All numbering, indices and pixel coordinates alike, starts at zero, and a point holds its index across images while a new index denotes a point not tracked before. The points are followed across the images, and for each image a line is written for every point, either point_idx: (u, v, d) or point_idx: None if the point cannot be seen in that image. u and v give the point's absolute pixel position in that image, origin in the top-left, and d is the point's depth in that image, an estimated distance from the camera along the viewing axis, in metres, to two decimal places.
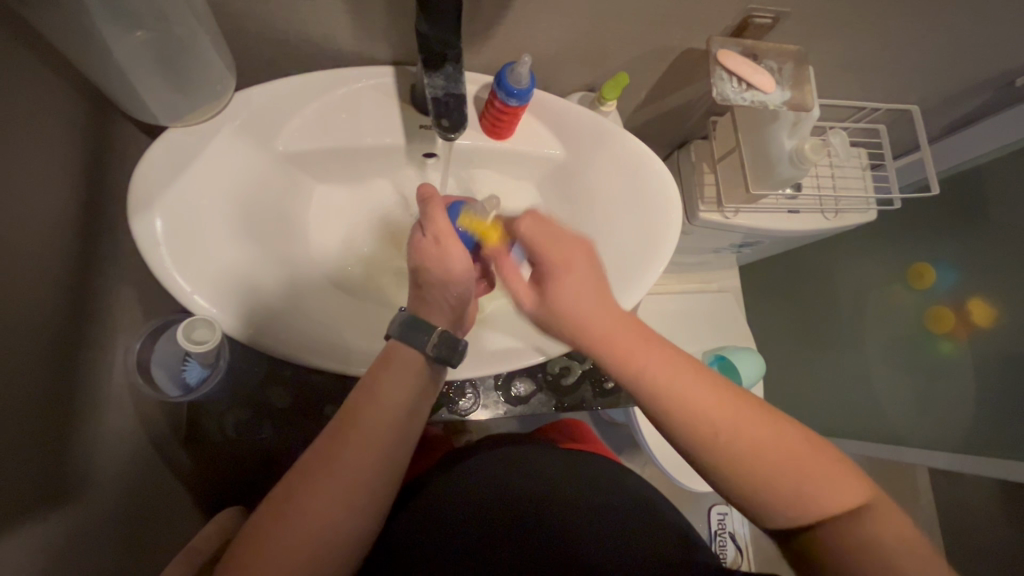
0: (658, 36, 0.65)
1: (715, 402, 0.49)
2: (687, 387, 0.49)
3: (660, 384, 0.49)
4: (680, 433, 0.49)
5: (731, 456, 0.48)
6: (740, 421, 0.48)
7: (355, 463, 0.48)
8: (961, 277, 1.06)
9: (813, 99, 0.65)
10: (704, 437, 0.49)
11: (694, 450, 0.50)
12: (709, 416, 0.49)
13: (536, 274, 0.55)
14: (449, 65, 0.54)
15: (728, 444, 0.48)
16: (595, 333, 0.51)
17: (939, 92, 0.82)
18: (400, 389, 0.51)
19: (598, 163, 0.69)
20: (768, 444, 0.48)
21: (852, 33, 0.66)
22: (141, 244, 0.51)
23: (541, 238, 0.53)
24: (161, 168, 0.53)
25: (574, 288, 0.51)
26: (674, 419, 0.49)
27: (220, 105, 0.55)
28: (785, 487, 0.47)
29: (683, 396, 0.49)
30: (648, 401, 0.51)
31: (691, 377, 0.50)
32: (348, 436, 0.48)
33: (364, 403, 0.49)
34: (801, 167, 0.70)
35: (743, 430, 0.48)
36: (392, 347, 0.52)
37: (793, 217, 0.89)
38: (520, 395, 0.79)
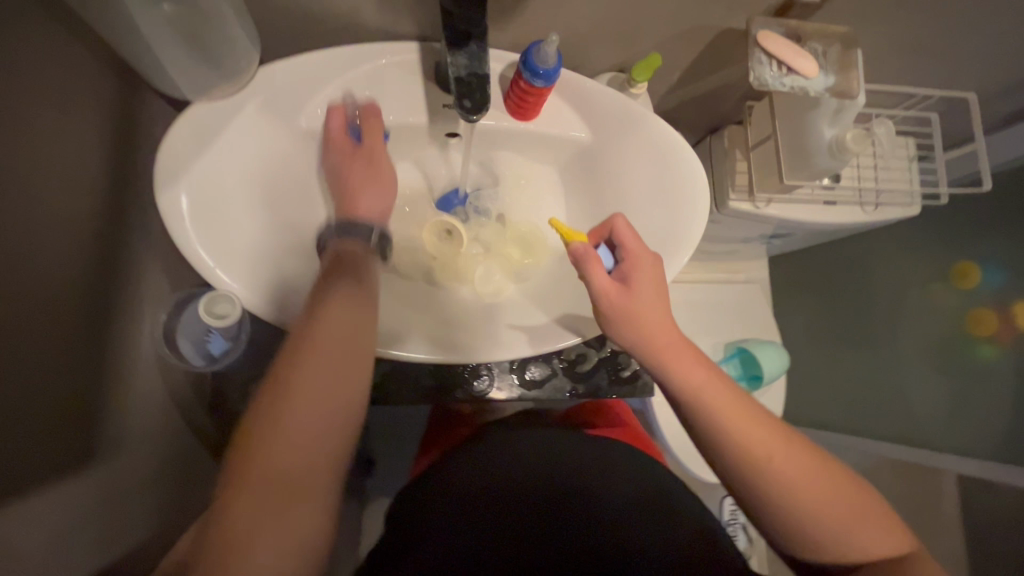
0: (696, 14, 0.61)
1: (774, 436, 0.52)
2: (730, 409, 0.53)
3: (714, 402, 0.54)
4: (723, 447, 0.52)
5: (783, 483, 0.50)
6: (793, 455, 0.51)
7: (311, 406, 0.47)
8: (1008, 278, 1.02)
9: (860, 86, 0.60)
10: (754, 461, 0.51)
11: (741, 475, 0.52)
12: (762, 442, 0.52)
13: (618, 271, 0.58)
14: (472, 44, 0.50)
15: (781, 471, 0.51)
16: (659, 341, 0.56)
17: (999, 80, 0.76)
18: (351, 318, 0.51)
19: (624, 149, 0.67)
20: (814, 478, 0.51)
21: (905, 15, 0.62)
22: (163, 218, 0.52)
23: (636, 250, 0.58)
24: (187, 142, 0.53)
25: (651, 288, 0.56)
26: (721, 435, 0.52)
27: (243, 80, 0.55)
28: (823, 512, 0.50)
29: (733, 418, 0.53)
30: (698, 419, 0.54)
31: (739, 400, 0.54)
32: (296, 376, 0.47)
33: (309, 342, 0.49)
34: (840, 159, 0.67)
35: (778, 452, 0.51)
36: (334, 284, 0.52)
37: (829, 209, 0.86)
38: (534, 379, 0.79)
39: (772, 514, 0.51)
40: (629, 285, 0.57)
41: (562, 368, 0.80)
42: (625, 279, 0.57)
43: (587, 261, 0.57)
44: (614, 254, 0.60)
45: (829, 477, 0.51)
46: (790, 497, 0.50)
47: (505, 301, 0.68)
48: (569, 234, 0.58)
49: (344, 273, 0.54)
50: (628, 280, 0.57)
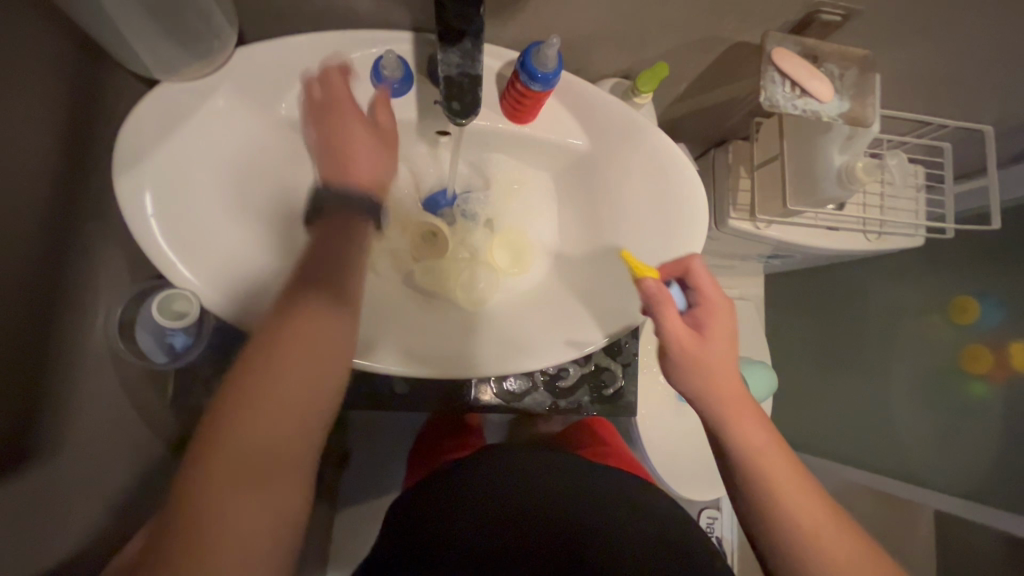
0: (708, 24, 0.58)
1: (825, 514, 0.52)
2: (789, 477, 0.53)
3: (764, 464, 0.54)
4: (774, 511, 0.52)
5: (822, 566, 0.50)
6: (841, 539, 0.51)
7: (277, 383, 0.44)
8: (1008, 315, 0.99)
9: (875, 115, 0.57)
10: (803, 533, 0.51)
11: (784, 540, 0.51)
12: (815, 518, 0.51)
13: (691, 315, 0.58)
14: (467, 41, 0.47)
15: (821, 553, 0.50)
16: (722, 392, 0.55)
17: (1016, 114, 0.73)
18: (324, 326, 0.47)
19: (622, 160, 0.63)
20: (858, 571, 0.50)
21: (926, 42, 0.59)
22: (121, 206, 0.48)
23: (712, 297, 0.57)
24: (153, 125, 0.50)
25: (726, 340, 0.57)
26: (771, 498, 0.52)
27: (217, 60, 0.52)
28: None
29: (785, 485, 0.53)
30: (748, 475, 0.54)
31: (796, 472, 0.54)
32: (260, 379, 0.44)
33: (278, 344, 0.45)
34: (849, 187, 0.63)
35: (815, 519, 0.51)
36: (305, 288, 0.48)
37: (830, 235, 0.84)
38: (513, 390, 0.77)
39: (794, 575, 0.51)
40: (703, 332, 0.56)
41: (543, 381, 0.78)
42: (698, 324, 0.57)
43: (660, 301, 0.55)
44: (687, 296, 0.59)
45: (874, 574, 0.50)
46: (819, 562, 0.50)
47: (486, 314, 0.64)
48: (642, 269, 0.57)
49: (312, 268, 0.49)
50: (701, 325, 0.57)
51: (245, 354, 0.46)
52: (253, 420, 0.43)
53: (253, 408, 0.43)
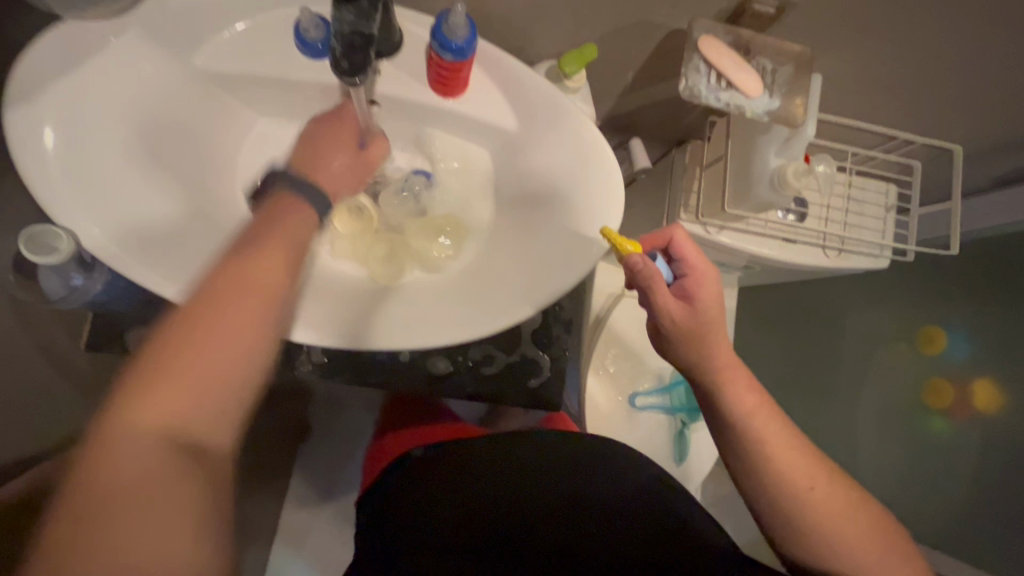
0: (643, 8, 0.56)
1: (789, 448, 0.61)
2: (767, 428, 0.62)
3: (748, 418, 0.62)
4: (759, 459, 0.61)
5: (812, 508, 0.59)
6: (808, 468, 0.61)
7: (203, 359, 0.42)
8: (976, 352, 0.94)
9: (806, 117, 0.54)
10: (790, 483, 0.60)
11: (775, 494, 0.60)
12: (792, 461, 0.61)
13: (679, 286, 0.62)
14: (361, 0, 0.45)
15: (813, 494, 0.59)
16: (724, 373, 0.63)
17: (987, 133, 0.69)
18: (249, 280, 0.45)
19: (547, 144, 0.61)
20: (830, 501, 0.59)
21: (874, 45, 0.56)
22: (10, 139, 0.48)
23: (692, 270, 0.62)
24: (49, 64, 0.49)
25: (713, 311, 0.61)
26: (754, 449, 0.61)
27: (126, 3, 0.51)
28: (822, 518, 0.58)
29: (766, 434, 0.62)
30: (738, 436, 0.62)
31: (773, 421, 0.62)
32: (178, 379, 0.41)
33: (201, 332, 0.42)
34: (781, 192, 0.60)
35: (797, 476, 0.60)
36: (224, 260, 0.46)
37: (788, 247, 0.80)
38: (435, 372, 0.76)
39: (785, 519, 0.60)
40: (693, 301, 0.61)
41: (465, 366, 0.77)
42: (687, 296, 0.62)
43: (655, 282, 0.59)
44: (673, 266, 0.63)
45: (836, 493, 0.60)
46: (802, 510, 0.59)
47: (399, 288, 0.63)
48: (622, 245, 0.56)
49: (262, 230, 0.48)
50: (689, 297, 0.62)
51: (137, 364, 0.42)
52: (138, 441, 0.39)
53: (172, 407, 0.41)
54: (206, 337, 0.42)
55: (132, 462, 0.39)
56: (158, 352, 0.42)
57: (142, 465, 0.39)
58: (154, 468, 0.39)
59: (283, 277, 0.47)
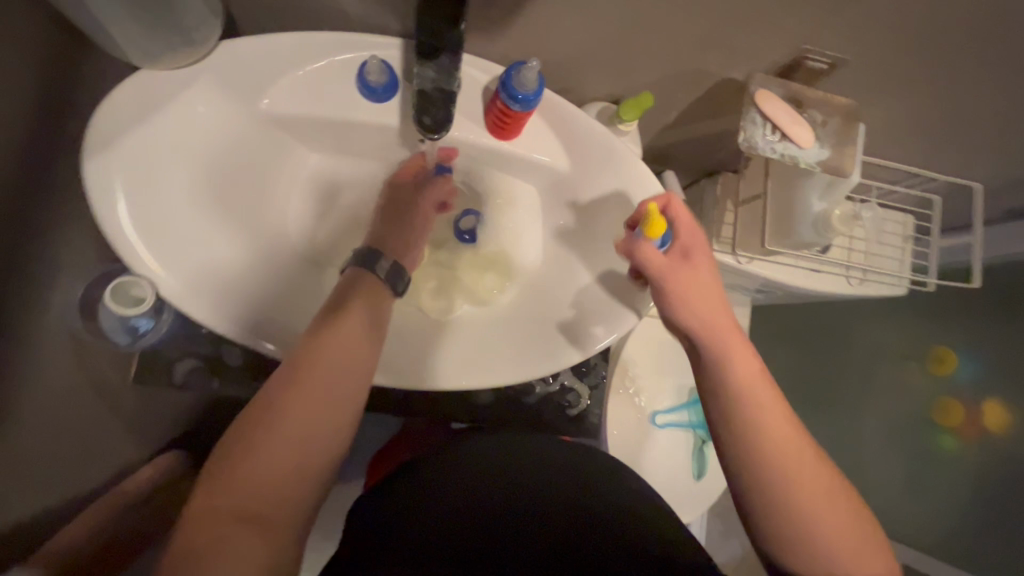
0: (698, 57, 0.58)
1: (788, 432, 0.51)
2: (764, 403, 0.52)
3: (740, 379, 0.52)
4: (741, 419, 0.51)
5: (787, 490, 0.49)
6: (805, 457, 0.51)
7: (294, 413, 0.46)
8: (984, 373, 0.99)
9: (855, 166, 0.56)
10: (780, 453, 0.50)
11: (757, 461, 0.50)
12: (784, 438, 0.51)
13: (676, 249, 0.56)
14: (446, 57, 0.47)
15: (797, 470, 0.50)
16: (733, 368, 0.53)
17: (1009, 172, 0.72)
18: (336, 343, 0.49)
19: (600, 186, 0.63)
20: (820, 484, 0.50)
21: (916, 96, 0.59)
22: (88, 188, 0.49)
23: (694, 249, 0.56)
24: (126, 113, 0.50)
25: (705, 277, 0.56)
26: (750, 415, 0.51)
27: (199, 52, 0.52)
28: (833, 541, 0.48)
29: (759, 401, 0.52)
30: (732, 403, 0.52)
31: (772, 396, 0.52)
32: (276, 441, 0.45)
33: (294, 386, 0.47)
34: (823, 235, 0.63)
35: (808, 487, 0.49)
36: (317, 320, 0.51)
37: (814, 275, 0.83)
38: (479, 402, 0.79)
39: (780, 540, 0.49)
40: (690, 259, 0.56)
41: (506, 396, 0.79)
42: (686, 259, 0.56)
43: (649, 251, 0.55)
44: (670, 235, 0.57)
45: (830, 488, 0.50)
46: (803, 525, 0.48)
47: (452, 323, 0.64)
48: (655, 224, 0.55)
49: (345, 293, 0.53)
50: (689, 257, 0.56)
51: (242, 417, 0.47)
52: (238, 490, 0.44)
53: (259, 471, 0.44)
54: (300, 392, 0.47)
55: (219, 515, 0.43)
56: (258, 406, 0.46)
57: (230, 520, 0.43)
58: (232, 522, 0.43)
59: (365, 337, 0.51)
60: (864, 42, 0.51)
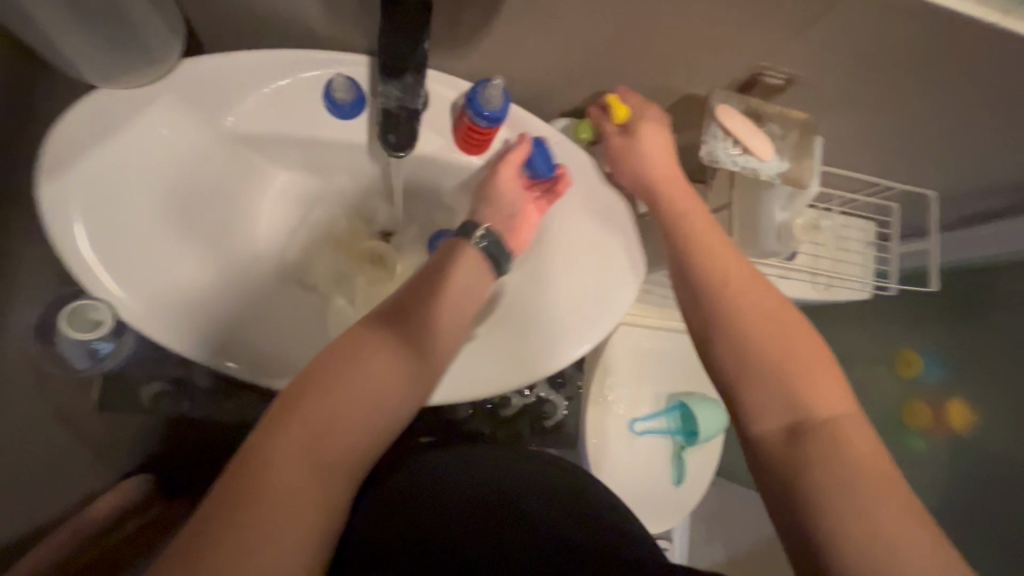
0: (660, 75, 0.60)
1: (776, 317, 0.50)
2: (745, 281, 0.53)
3: (714, 275, 0.54)
4: (712, 297, 0.53)
5: (763, 360, 0.48)
6: (804, 354, 0.48)
7: (324, 428, 0.41)
8: (949, 373, 1.03)
9: (812, 175, 0.59)
10: (760, 341, 0.49)
11: (738, 341, 0.50)
12: (773, 327, 0.50)
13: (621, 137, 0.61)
14: (409, 75, 0.47)
15: (778, 353, 0.48)
16: (733, 285, 0.53)
17: (962, 181, 0.75)
18: (375, 357, 0.45)
19: (569, 198, 0.63)
20: (817, 379, 0.47)
21: (867, 113, 0.61)
22: (46, 208, 0.48)
23: (654, 153, 0.60)
24: (82, 133, 0.49)
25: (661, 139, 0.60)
26: (719, 296, 0.52)
27: (162, 69, 0.51)
28: (800, 405, 0.46)
29: (740, 291, 0.52)
30: (704, 287, 0.54)
31: (769, 297, 0.52)
32: (305, 453, 0.40)
33: (328, 401, 0.42)
34: (785, 242, 0.66)
35: (771, 350, 0.48)
36: (349, 335, 0.46)
37: (782, 283, 0.85)
38: (457, 417, 0.78)
39: (749, 404, 0.48)
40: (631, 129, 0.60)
41: (483, 411, 0.78)
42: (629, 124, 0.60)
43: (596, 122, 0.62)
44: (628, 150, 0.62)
45: (831, 387, 0.47)
46: (766, 383, 0.48)
47: None
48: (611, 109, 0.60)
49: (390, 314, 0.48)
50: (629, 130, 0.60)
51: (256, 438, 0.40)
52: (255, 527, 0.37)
53: (288, 476, 0.39)
54: (330, 408, 0.42)
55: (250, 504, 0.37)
56: (282, 426, 0.40)
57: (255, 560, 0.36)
58: (268, 510, 0.38)
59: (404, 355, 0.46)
60: (814, 61, 0.54)
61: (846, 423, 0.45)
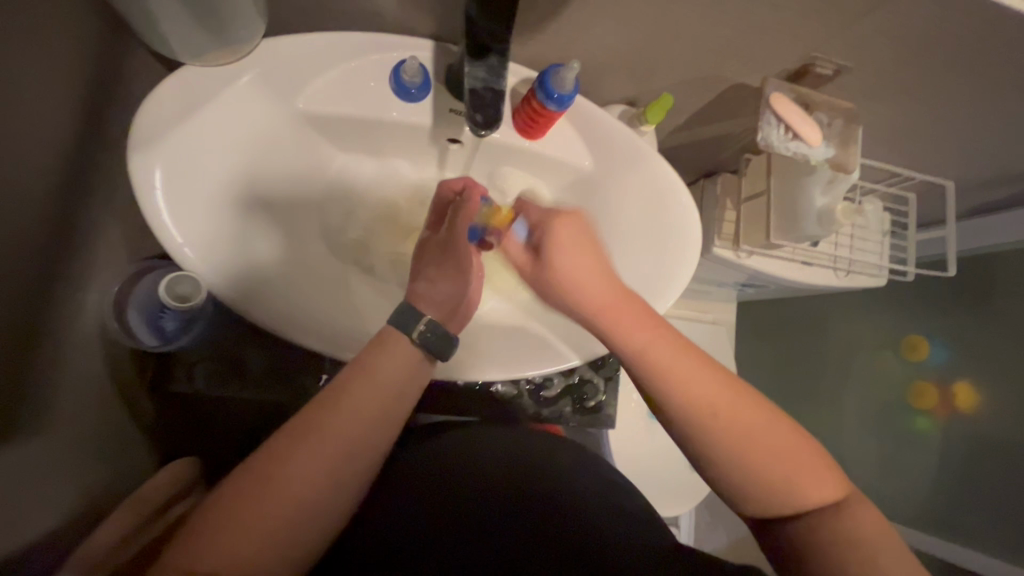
0: (714, 63, 0.62)
1: (684, 357, 0.51)
2: (654, 339, 0.51)
3: (627, 329, 0.52)
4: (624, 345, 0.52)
5: (688, 403, 0.49)
6: (717, 393, 0.50)
7: (334, 437, 0.47)
8: (953, 358, 1.08)
9: (857, 162, 0.63)
10: (677, 388, 0.50)
11: (655, 388, 0.51)
12: (683, 378, 0.50)
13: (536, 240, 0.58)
14: (493, 57, 0.49)
15: (693, 396, 0.49)
16: (636, 333, 0.52)
17: (975, 173, 0.81)
18: (380, 376, 0.50)
19: (624, 182, 0.66)
20: (735, 412, 0.49)
21: (904, 102, 0.65)
22: (133, 182, 0.48)
23: (583, 259, 0.54)
24: (168, 108, 0.50)
25: (571, 254, 0.54)
26: (634, 341, 0.52)
27: (245, 49, 0.52)
28: (734, 436, 0.48)
29: (650, 341, 0.51)
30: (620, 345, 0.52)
31: (676, 348, 0.51)
32: (312, 459, 0.46)
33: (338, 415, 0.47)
34: (827, 227, 0.68)
35: (756, 453, 0.48)
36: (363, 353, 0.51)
37: (805, 269, 0.88)
38: (498, 395, 0.78)
39: (759, 508, 0.49)
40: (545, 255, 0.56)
41: (526, 390, 0.78)
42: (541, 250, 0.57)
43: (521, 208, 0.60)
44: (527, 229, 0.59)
45: (749, 415, 0.49)
46: (768, 496, 0.48)
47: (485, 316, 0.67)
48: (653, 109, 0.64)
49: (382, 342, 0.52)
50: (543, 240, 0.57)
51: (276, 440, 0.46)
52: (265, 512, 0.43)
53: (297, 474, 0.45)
54: (342, 420, 0.47)
55: (240, 518, 0.42)
56: (296, 431, 0.46)
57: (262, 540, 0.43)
58: (276, 500, 0.44)
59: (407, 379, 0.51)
60: (864, 51, 0.57)
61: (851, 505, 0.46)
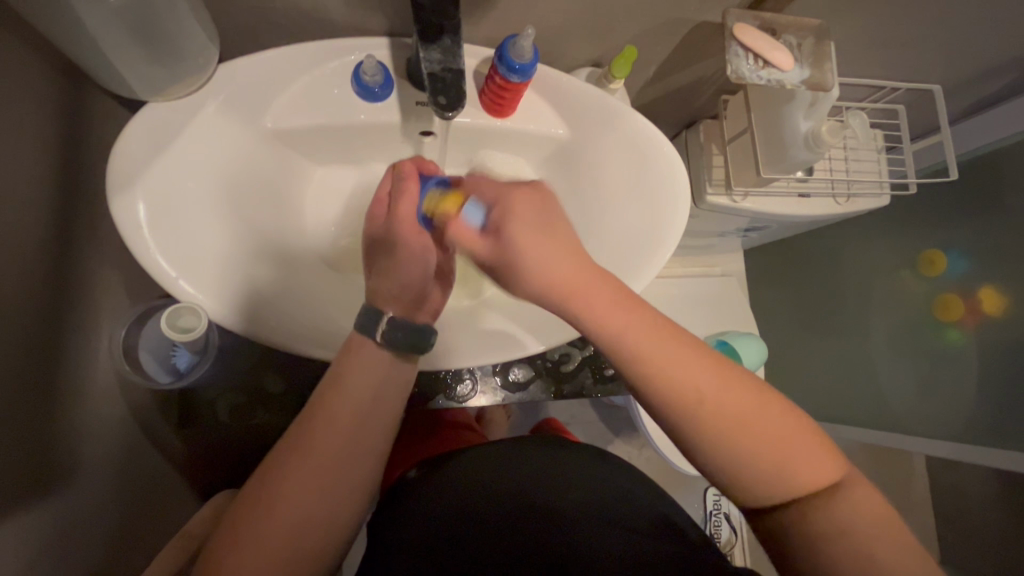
0: (672, 7, 0.61)
1: (677, 344, 0.46)
2: (636, 330, 0.46)
3: (608, 328, 0.46)
4: (604, 342, 0.46)
5: (684, 396, 0.45)
6: (718, 383, 0.45)
7: (325, 442, 0.47)
8: (972, 265, 1.05)
9: (834, 78, 0.62)
10: (673, 390, 0.45)
11: (647, 391, 0.46)
12: (679, 373, 0.45)
13: (488, 223, 0.48)
14: (446, 38, 0.49)
15: (687, 384, 0.45)
16: (614, 327, 0.45)
17: (962, 72, 0.78)
18: (360, 374, 0.49)
19: (603, 144, 0.65)
20: (735, 404, 0.45)
21: (873, 11, 0.63)
22: (119, 224, 0.49)
23: (541, 243, 0.46)
24: (139, 147, 0.50)
25: (535, 237, 0.46)
26: (618, 339, 0.46)
27: (203, 76, 0.52)
28: (744, 432, 0.44)
29: (631, 336, 0.45)
30: (603, 345, 0.46)
31: (668, 339, 0.46)
32: (308, 464, 0.46)
33: (324, 418, 0.47)
34: (816, 150, 0.67)
35: (753, 443, 0.44)
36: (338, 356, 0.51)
37: (802, 202, 0.86)
38: (518, 380, 0.78)
39: (762, 499, 0.45)
40: (498, 239, 0.47)
41: (545, 369, 0.79)
42: (495, 233, 0.47)
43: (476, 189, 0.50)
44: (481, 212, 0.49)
45: (751, 405, 0.45)
46: (767, 484, 0.44)
47: (486, 301, 0.67)
48: (619, 62, 0.63)
49: (347, 357, 0.50)
50: (497, 230, 0.47)
51: (273, 454, 0.47)
52: (270, 524, 0.44)
53: (294, 482, 0.45)
54: (330, 422, 0.47)
55: (249, 531, 0.43)
56: (288, 440, 0.47)
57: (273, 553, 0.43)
58: (280, 510, 0.44)
59: (392, 371, 0.51)
60: None
61: (849, 486, 0.44)
